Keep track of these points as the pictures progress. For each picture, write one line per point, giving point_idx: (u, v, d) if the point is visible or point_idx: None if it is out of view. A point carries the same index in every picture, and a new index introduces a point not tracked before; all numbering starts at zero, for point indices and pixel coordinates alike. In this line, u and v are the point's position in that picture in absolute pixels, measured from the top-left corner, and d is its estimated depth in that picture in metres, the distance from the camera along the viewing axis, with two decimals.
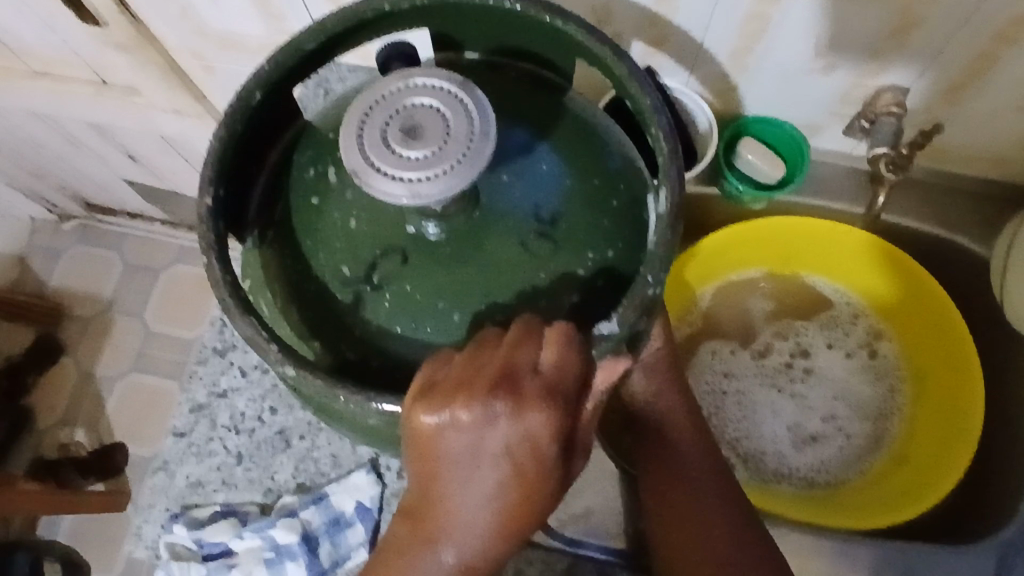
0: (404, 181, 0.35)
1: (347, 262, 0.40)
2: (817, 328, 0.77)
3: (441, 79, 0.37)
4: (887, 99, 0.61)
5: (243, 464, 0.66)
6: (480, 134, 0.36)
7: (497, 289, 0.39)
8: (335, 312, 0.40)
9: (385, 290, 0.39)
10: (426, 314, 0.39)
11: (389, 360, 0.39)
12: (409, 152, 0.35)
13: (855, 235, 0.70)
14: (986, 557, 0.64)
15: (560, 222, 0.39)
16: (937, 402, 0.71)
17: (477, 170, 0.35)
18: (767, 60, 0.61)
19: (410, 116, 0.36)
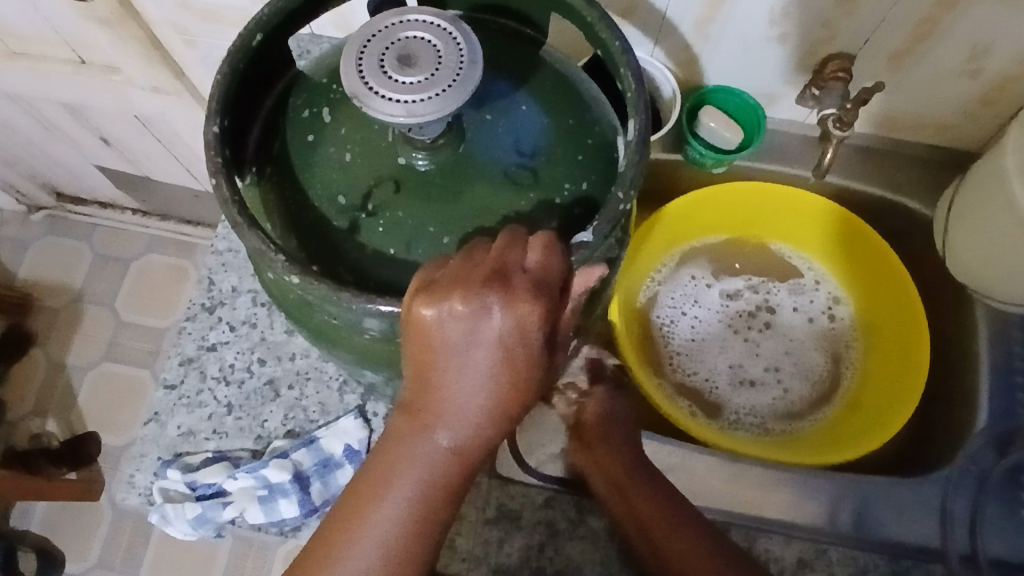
0: (401, 102, 0.39)
1: (343, 193, 0.47)
2: (784, 287, 0.90)
3: (433, 16, 0.42)
4: (834, 65, 0.73)
5: (233, 413, 0.69)
6: (469, 61, 0.40)
7: (483, 215, 0.47)
8: (333, 236, 0.47)
9: (378, 216, 0.46)
10: (419, 238, 0.46)
11: (382, 281, 0.46)
12: (405, 78, 0.40)
13: (814, 200, 0.83)
14: (932, 487, 0.71)
15: (538, 156, 0.49)
16: (886, 354, 0.83)
17: (469, 92, 0.39)
18: (725, 30, 0.73)
19: (405, 46, 0.41)
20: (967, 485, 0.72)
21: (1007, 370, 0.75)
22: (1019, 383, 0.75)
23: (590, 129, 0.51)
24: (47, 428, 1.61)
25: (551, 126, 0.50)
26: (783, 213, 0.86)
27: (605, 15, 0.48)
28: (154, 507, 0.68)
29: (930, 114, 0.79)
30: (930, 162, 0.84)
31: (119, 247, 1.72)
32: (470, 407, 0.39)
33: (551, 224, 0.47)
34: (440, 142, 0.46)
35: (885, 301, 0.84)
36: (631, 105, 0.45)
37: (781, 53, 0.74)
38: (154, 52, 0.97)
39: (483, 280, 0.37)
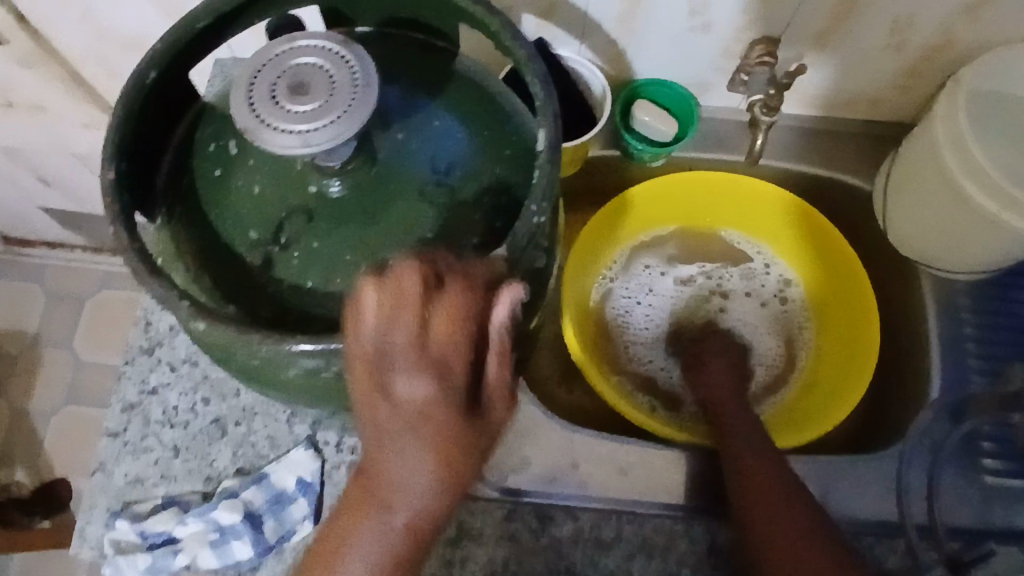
0: (297, 132, 0.38)
1: (254, 227, 0.46)
2: (737, 270, 0.90)
3: (324, 39, 0.41)
4: (758, 51, 0.73)
5: (180, 456, 0.68)
6: (364, 84, 0.39)
7: (400, 237, 0.45)
8: (247, 273, 0.45)
9: (292, 248, 0.45)
10: (335, 266, 0.45)
11: (300, 316, 0.45)
12: (297, 106, 0.38)
13: (760, 186, 0.83)
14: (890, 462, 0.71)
15: (454, 170, 0.47)
16: (839, 331, 0.84)
17: (365, 115, 0.38)
18: (648, 24, 0.72)
19: (296, 74, 0.39)
20: (926, 455, 0.72)
21: (956, 339, 0.76)
22: (968, 351, 0.75)
23: (508, 139, 0.50)
24: (15, 478, 1.57)
25: (467, 140, 0.49)
26: (730, 201, 0.86)
27: (510, 24, 0.46)
28: (106, 561, 0.64)
29: (861, 91, 0.79)
30: (867, 139, 0.84)
31: (72, 285, 1.68)
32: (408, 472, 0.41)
33: (472, 241, 0.46)
34: (350, 167, 0.45)
35: (834, 281, 0.84)
36: (541, 116, 0.45)
37: (708, 42, 0.74)
38: (78, 89, 0.94)
39: (397, 353, 0.39)
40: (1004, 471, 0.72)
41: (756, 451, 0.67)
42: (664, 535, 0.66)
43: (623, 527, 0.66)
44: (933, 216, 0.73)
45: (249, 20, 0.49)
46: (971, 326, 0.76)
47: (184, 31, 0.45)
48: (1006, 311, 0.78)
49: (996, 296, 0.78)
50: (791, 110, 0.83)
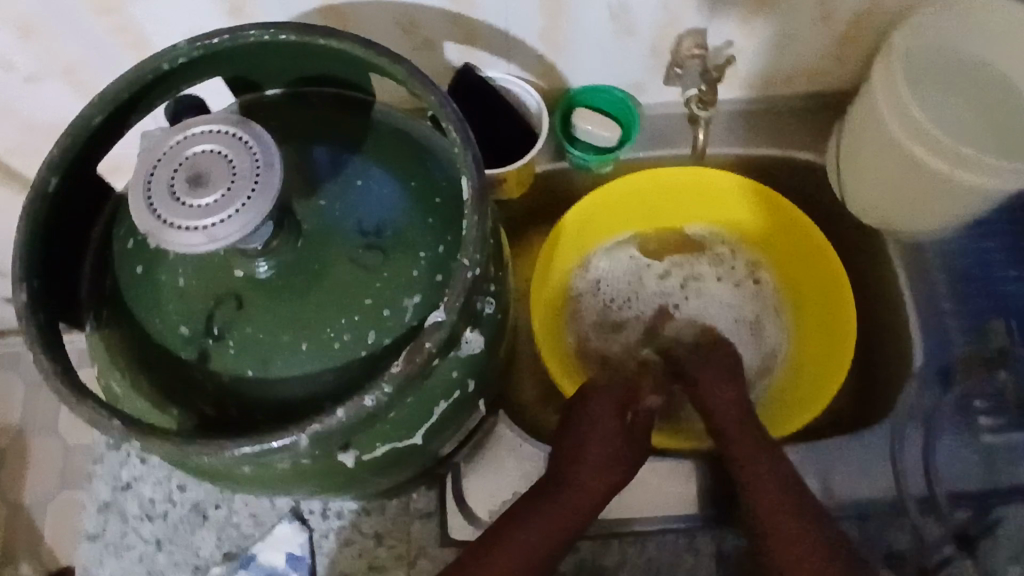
0: (201, 229, 0.36)
1: (185, 322, 0.44)
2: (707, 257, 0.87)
3: (219, 121, 0.39)
4: (688, 44, 0.72)
5: (164, 549, 0.66)
6: (265, 165, 0.37)
7: (337, 307, 0.44)
8: (185, 370, 0.44)
9: (227, 338, 0.44)
10: (274, 350, 0.43)
11: (246, 406, 0.43)
12: (199, 200, 0.36)
13: (710, 175, 0.81)
14: (884, 440, 0.70)
15: (384, 229, 0.46)
16: (819, 303, 0.82)
17: (271, 199, 0.36)
18: (572, 34, 0.71)
19: (194, 164, 0.37)
20: (919, 427, 0.71)
21: (932, 299, 0.74)
22: (946, 311, 0.73)
23: (437, 186, 0.48)
24: None
25: (394, 195, 0.47)
26: (692, 191, 0.83)
27: (418, 72, 0.45)
28: None
29: (799, 64, 0.77)
30: (815, 112, 0.83)
31: None
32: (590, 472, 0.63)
33: (412, 299, 0.44)
34: (274, 244, 0.42)
35: (802, 256, 0.83)
36: (461, 163, 0.43)
37: (636, 43, 0.73)
38: None
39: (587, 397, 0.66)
40: (1001, 428, 0.70)
41: (749, 455, 0.66)
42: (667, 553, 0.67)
43: (626, 550, 0.67)
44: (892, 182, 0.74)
45: (151, 102, 0.47)
46: (944, 286, 0.74)
47: (83, 127, 0.44)
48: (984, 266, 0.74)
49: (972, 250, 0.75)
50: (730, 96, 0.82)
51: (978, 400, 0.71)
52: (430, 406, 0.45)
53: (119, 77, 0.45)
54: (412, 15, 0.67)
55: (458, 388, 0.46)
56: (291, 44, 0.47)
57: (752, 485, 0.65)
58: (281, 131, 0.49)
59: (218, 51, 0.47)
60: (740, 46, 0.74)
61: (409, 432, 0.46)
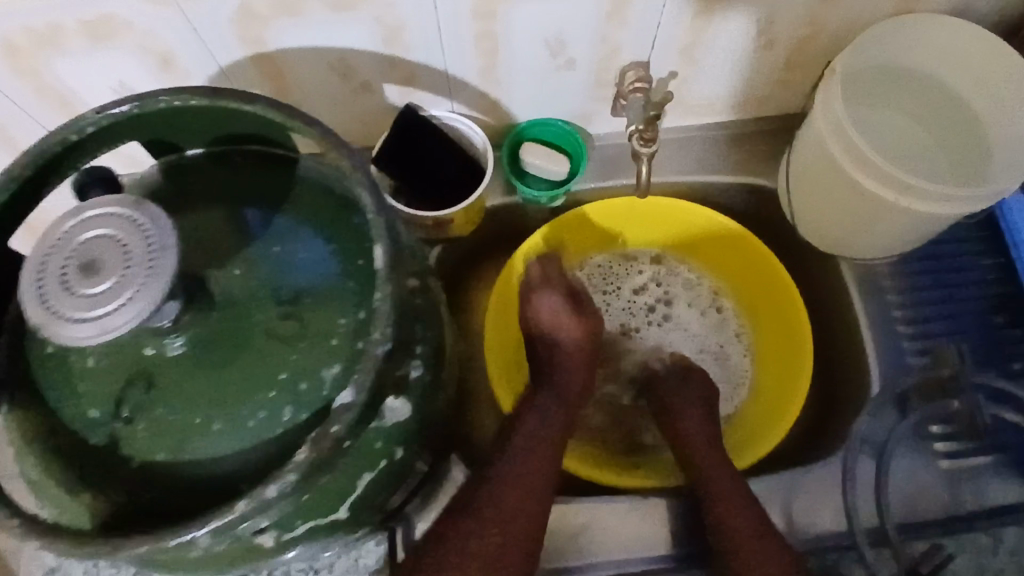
0: (94, 321, 0.35)
1: (94, 405, 0.43)
2: (671, 278, 0.88)
3: (112, 202, 0.38)
4: (630, 77, 0.70)
5: None
6: (159, 247, 0.36)
7: (250, 387, 0.43)
8: (93, 456, 0.43)
9: (137, 421, 0.43)
10: (185, 434, 0.43)
11: (152, 492, 0.43)
12: (91, 289, 0.35)
13: (691, 213, 0.81)
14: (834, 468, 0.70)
15: (301, 297, 0.45)
16: (773, 331, 0.83)
17: (163, 284, 0.35)
18: (512, 71, 0.70)
19: (86, 251, 0.36)
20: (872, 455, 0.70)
21: (886, 321, 0.76)
22: (903, 337, 0.75)
23: (358, 245, 0.47)
24: None
25: (323, 258, 0.47)
26: (659, 222, 0.84)
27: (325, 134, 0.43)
28: None
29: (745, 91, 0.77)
30: (763, 135, 0.82)
31: None
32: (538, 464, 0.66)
33: (332, 370, 0.44)
34: (185, 321, 0.42)
35: (759, 284, 0.82)
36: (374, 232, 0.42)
37: (578, 77, 0.72)
38: None
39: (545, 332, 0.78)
40: (956, 454, 0.71)
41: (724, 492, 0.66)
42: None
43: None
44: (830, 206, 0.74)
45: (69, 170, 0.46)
46: (898, 307, 0.76)
47: None
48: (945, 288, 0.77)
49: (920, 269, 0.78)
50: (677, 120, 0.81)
51: (934, 424, 0.71)
52: (354, 477, 0.49)
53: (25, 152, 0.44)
54: (348, 60, 0.65)
55: (382, 457, 0.50)
56: (203, 108, 0.46)
57: (714, 494, 0.67)
58: (207, 192, 0.49)
59: (133, 120, 0.45)
60: (684, 75, 0.73)
61: (330, 506, 0.50)
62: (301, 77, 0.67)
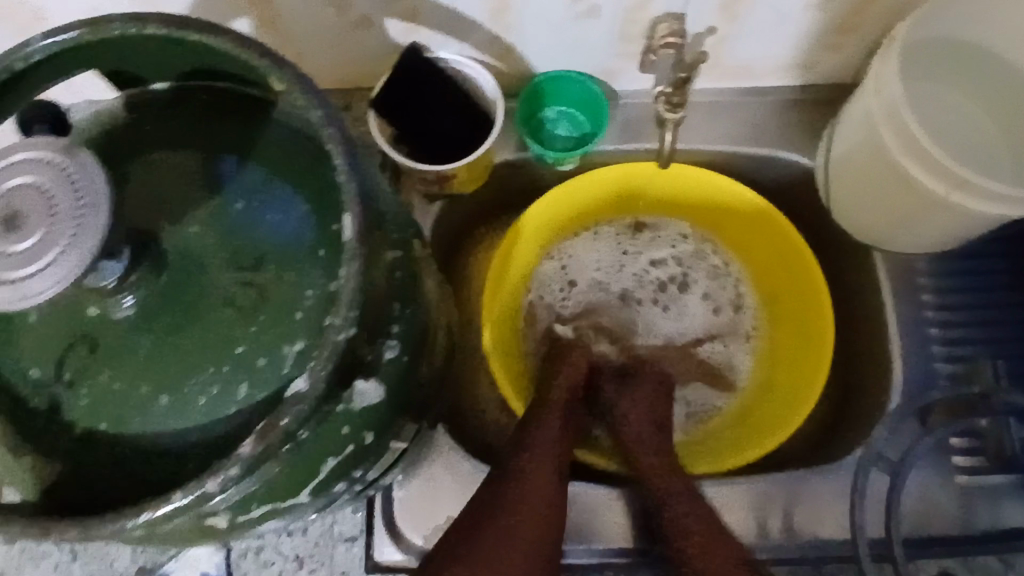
0: (10, 281, 0.31)
1: (36, 364, 0.40)
2: (709, 271, 0.80)
3: (43, 148, 0.33)
4: (663, 29, 0.61)
5: (80, 560, 0.65)
6: (89, 203, 0.32)
7: (209, 354, 0.39)
8: (35, 418, 0.40)
9: (79, 386, 0.39)
10: (131, 406, 0.39)
11: (114, 461, 0.39)
12: (9, 247, 0.32)
13: (784, 226, 0.72)
14: (974, 520, 0.63)
15: (264, 263, 0.41)
16: (793, 360, 0.75)
17: (94, 245, 0.32)
18: (758, 5, 0.61)
19: (9, 201, 0.32)
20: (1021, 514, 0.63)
21: (918, 323, 0.67)
22: (936, 353, 0.66)
23: None
24: None
25: (303, 214, 0.42)
26: (722, 204, 0.76)
27: None
28: None
29: (820, 60, 0.69)
30: None
31: None
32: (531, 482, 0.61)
33: (294, 347, 0.39)
34: (130, 281, 0.38)
35: (795, 297, 0.75)
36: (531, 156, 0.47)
37: (820, 20, 0.63)
38: None
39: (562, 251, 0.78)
40: (978, 470, 0.64)
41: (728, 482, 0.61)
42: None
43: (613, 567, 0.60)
44: (884, 206, 0.65)
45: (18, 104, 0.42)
46: (932, 309, 0.67)
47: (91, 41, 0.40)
48: (969, 298, 0.68)
49: (961, 270, 0.69)
50: (708, 85, 0.73)
51: (954, 437, 0.65)
52: (317, 463, 0.41)
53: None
54: None
55: (350, 443, 0.43)
56: None
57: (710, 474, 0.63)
58: (163, 136, 0.44)
59: (87, 46, 0.40)
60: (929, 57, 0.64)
61: (290, 493, 0.42)
62: (295, 5, 0.61)
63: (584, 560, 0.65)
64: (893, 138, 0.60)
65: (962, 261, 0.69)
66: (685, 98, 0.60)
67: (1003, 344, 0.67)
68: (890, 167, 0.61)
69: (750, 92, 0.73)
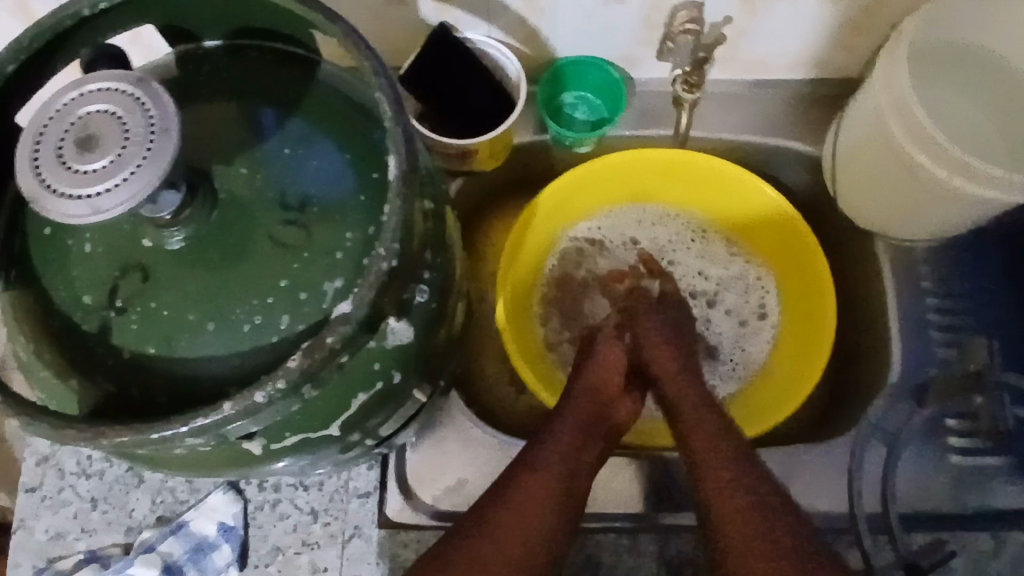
0: (85, 198, 0.34)
1: (89, 291, 0.42)
2: (740, 291, 0.81)
3: (116, 80, 0.36)
4: (681, 17, 0.65)
5: (98, 507, 0.66)
6: (161, 129, 0.35)
7: (255, 287, 0.41)
8: (85, 342, 0.42)
9: (129, 312, 0.42)
10: (179, 332, 0.41)
11: (160, 386, 0.41)
12: (85, 166, 0.34)
13: (786, 210, 0.76)
14: (967, 499, 0.65)
15: (307, 206, 0.43)
16: (798, 350, 0.76)
17: (163, 169, 0.34)
18: None
19: (85, 125, 0.35)
20: (1012, 495, 0.65)
21: (918, 309, 0.69)
22: (935, 338, 0.69)
23: None
24: None
25: (344, 165, 0.45)
26: (730, 196, 0.79)
27: None
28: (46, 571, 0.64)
29: (832, 57, 0.72)
30: None
31: None
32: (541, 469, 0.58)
33: (333, 284, 0.42)
34: (184, 214, 0.40)
35: (802, 287, 0.78)
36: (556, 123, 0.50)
37: (833, 15, 0.66)
38: None
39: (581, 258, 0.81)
40: (972, 451, 0.66)
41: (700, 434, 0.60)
42: (610, 552, 0.65)
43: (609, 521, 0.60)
44: (891, 194, 0.67)
45: (75, 51, 0.44)
46: (932, 296, 0.70)
47: None
48: (968, 288, 0.70)
49: (959, 261, 0.71)
50: (722, 76, 0.76)
51: (951, 419, 0.67)
52: (347, 396, 0.44)
53: (30, 26, 0.41)
54: None
55: (379, 381, 0.45)
56: None
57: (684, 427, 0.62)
58: (213, 86, 0.47)
59: None
60: (938, 54, 0.66)
61: (322, 424, 0.45)
62: None
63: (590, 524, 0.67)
64: (900, 126, 0.62)
65: (961, 252, 0.72)
66: (701, 78, 0.67)
67: (999, 332, 0.69)
68: (897, 155, 0.64)
69: (763, 85, 0.76)
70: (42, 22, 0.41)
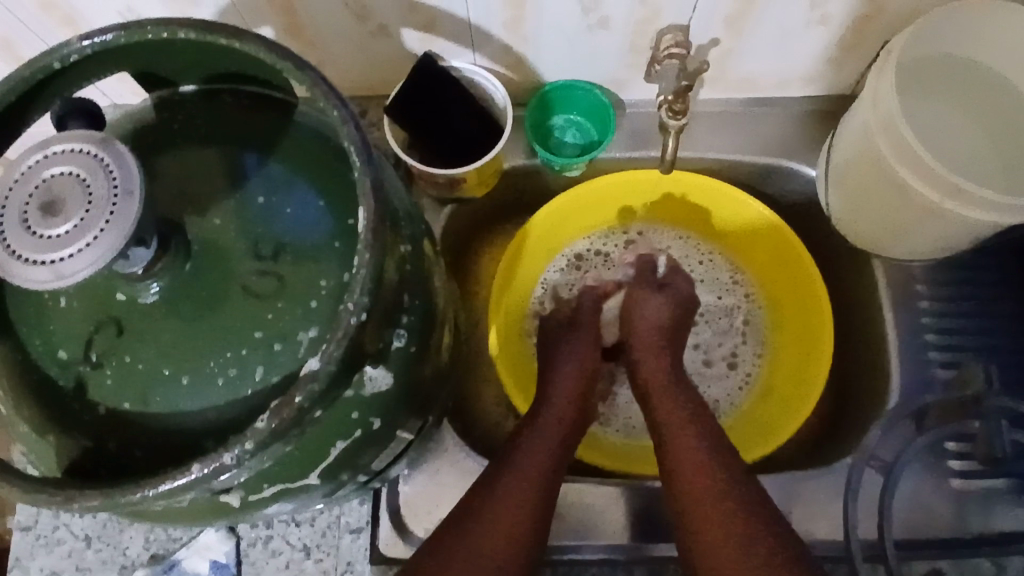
0: (48, 263, 0.34)
1: (64, 346, 0.42)
2: (729, 326, 0.81)
3: (80, 140, 0.36)
4: (667, 41, 0.64)
5: (92, 546, 0.66)
6: (124, 191, 0.35)
7: (228, 338, 0.41)
8: (61, 397, 0.42)
9: (105, 366, 0.42)
10: (154, 386, 0.41)
11: (136, 439, 0.41)
12: (48, 231, 0.34)
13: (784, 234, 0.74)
14: (967, 524, 0.64)
15: (282, 255, 0.43)
16: (786, 375, 0.76)
17: (126, 232, 0.34)
18: (762, 19, 0.63)
19: (48, 187, 0.35)
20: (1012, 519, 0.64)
21: (916, 330, 0.68)
22: (932, 360, 0.67)
23: None
24: None
25: (318, 210, 0.44)
26: (725, 219, 0.79)
27: None
28: None
29: (823, 72, 0.71)
30: None
31: None
32: (515, 498, 0.59)
33: (308, 333, 0.41)
34: (157, 268, 0.40)
35: (796, 311, 0.77)
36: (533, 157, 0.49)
37: (821, 35, 0.65)
38: None
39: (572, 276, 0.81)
40: (972, 474, 0.65)
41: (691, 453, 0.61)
42: None
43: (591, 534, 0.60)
44: (883, 214, 0.66)
45: (50, 102, 0.44)
46: (929, 315, 0.69)
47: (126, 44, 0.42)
48: (965, 306, 0.69)
49: (957, 279, 0.70)
50: (713, 96, 0.75)
51: (949, 442, 0.66)
52: (326, 445, 0.43)
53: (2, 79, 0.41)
54: None
55: (358, 428, 0.45)
56: None
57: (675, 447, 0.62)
58: (189, 133, 0.47)
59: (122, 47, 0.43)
60: (929, 72, 0.65)
61: (301, 473, 0.44)
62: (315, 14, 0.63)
63: (585, 555, 0.66)
64: (888, 147, 0.61)
65: (958, 269, 0.70)
66: (686, 104, 0.63)
67: (997, 351, 0.68)
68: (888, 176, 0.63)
69: (755, 103, 0.75)
70: (13, 76, 0.41)
